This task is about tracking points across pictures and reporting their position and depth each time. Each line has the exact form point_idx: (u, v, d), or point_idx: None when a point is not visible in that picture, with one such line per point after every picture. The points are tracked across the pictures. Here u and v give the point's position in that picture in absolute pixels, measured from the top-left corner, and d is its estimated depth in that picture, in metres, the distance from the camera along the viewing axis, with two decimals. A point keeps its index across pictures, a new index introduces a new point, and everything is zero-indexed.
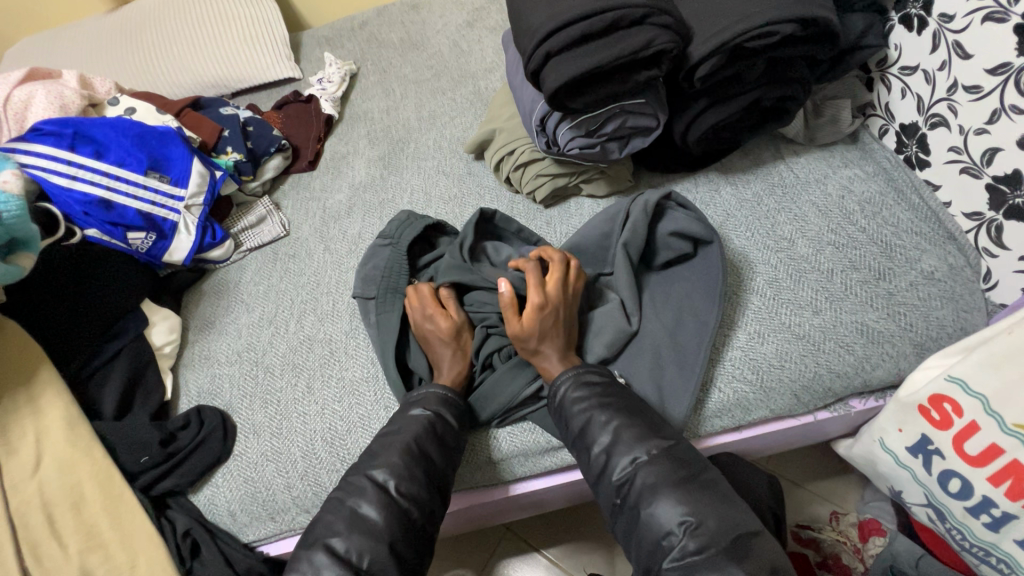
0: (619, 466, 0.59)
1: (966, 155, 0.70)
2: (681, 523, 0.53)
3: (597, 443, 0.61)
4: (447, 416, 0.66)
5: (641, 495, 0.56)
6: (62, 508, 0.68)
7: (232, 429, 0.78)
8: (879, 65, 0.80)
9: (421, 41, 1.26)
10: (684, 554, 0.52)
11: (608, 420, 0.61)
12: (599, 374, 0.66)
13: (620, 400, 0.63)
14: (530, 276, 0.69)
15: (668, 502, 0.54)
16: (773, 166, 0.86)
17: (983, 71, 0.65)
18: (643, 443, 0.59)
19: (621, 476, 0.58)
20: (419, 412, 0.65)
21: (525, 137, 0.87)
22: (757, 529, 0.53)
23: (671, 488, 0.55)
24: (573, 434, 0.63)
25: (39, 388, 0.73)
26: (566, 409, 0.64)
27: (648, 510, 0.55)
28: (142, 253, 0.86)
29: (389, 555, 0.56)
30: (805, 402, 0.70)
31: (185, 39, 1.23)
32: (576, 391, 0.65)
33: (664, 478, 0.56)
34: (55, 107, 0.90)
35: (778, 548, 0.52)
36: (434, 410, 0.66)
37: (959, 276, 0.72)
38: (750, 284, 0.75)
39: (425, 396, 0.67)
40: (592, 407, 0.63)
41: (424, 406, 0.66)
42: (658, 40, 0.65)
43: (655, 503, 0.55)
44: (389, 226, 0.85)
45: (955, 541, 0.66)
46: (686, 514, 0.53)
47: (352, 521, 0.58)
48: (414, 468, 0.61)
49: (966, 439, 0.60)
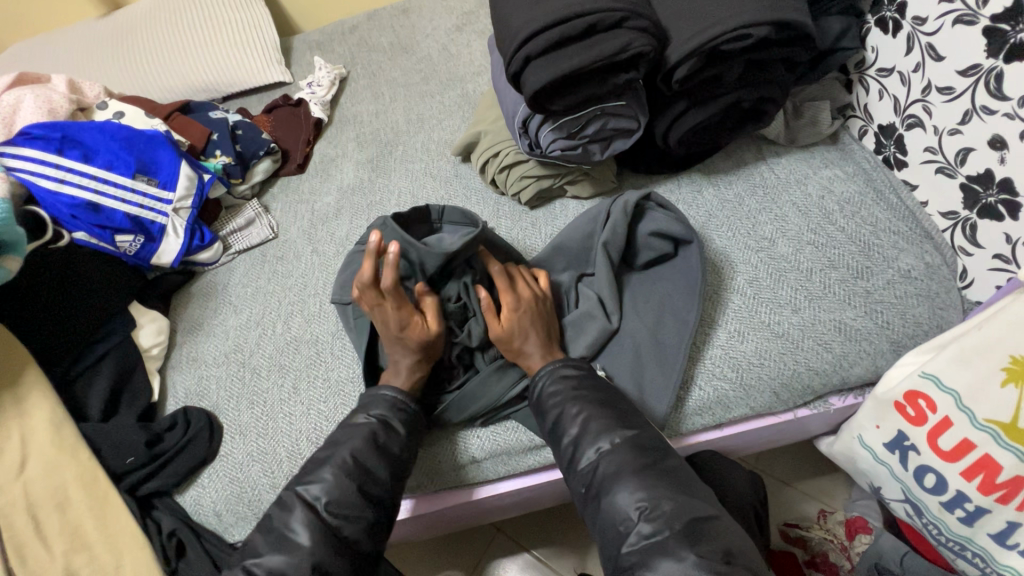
0: (585, 457, 0.59)
1: (941, 155, 0.71)
2: (638, 508, 0.54)
3: (567, 433, 0.62)
4: (395, 423, 0.66)
5: (603, 483, 0.57)
6: (48, 510, 0.69)
7: (218, 429, 0.78)
8: (857, 67, 0.81)
9: (410, 45, 1.27)
10: (640, 539, 0.52)
11: (579, 412, 0.62)
12: (575, 368, 0.67)
13: (591, 393, 0.64)
14: (500, 285, 0.71)
15: (624, 488, 0.55)
16: (755, 167, 0.87)
17: (955, 72, 0.66)
18: (608, 433, 0.59)
19: (587, 465, 0.59)
20: (363, 420, 0.65)
21: (510, 140, 0.88)
22: (712, 514, 0.53)
23: (631, 476, 0.56)
24: (547, 427, 0.64)
25: (25, 390, 0.73)
26: (542, 403, 0.65)
27: (608, 497, 0.56)
28: (130, 256, 0.87)
29: (312, 575, 0.55)
30: (783, 400, 0.71)
31: (176, 43, 1.24)
32: (553, 385, 0.65)
33: (625, 465, 0.57)
34: (44, 111, 0.90)
35: (738, 529, 0.53)
36: (379, 419, 0.65)
37: (937, 274, 0.73)
38: (730, 283, 0.76)
39: (373, 399, 0.67)
40: (564, 400, 0.63)
41: (368, 413, 0.66)
42: (635, 43, 0.66)
43: (614, 490, 0.56)
44: (366, 236, 0.85)
45: (932, 536, 0.67)
46: (642, 499, 0.54)
47: (276, 542, 0.57)
48: (347, 483, 0.60)
49: (940, 434, 0.61)
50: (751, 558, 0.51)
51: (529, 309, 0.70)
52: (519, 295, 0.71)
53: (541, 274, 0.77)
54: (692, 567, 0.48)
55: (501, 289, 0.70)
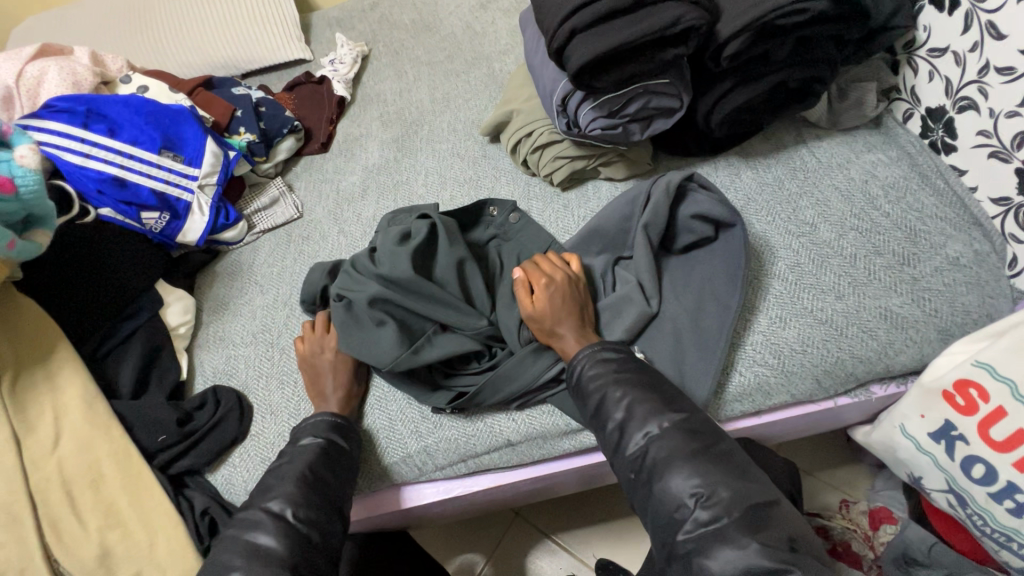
0: (632, 442, 0.58)
1: (995, 139, 0.69)
2: (693, 495, 0.53)
3: (611, 418, 0.60)
4: (338, 440, 0.65)
5: (654, 469, 0.56)
6: (82, 486, 0.68)
7: (248, 409, 0.77)
8: (906, 48, 0.78)
9: (434, 23, 1.24)
10: (696, 525, 0.52)
11: (623, 396, 0.60)
12: (615, 351, 0.65)
13: (635, 375, 0.62)
14: (530, 269, 0.72)
15: (677, 474, 0.54)
16: (795, 150, 0.85)
17: (1017, 51, 0.64)
18: (656, 416, 0.58)
19: (635, 450, 0.57)
20: (309, 440, 0.64)
21: (543, 119, 0.86)
22: (772, 501, 0.53)
23: (683, 460, 0.54)
24: (589, 411, 0.63)
25: (57, 366, 0.73)
26: (582, 386, 0.63)
27: (660, 484, 0.55)
28: (156, 233, 0.86)
29: None
30: (825, 387, 0.70)
31: (195, 18, 1.21)
32: (593, 367, 0.63)
33: (677, 449, 0.55)
34: (68, 84, 0.89)
35: (797, 517, 0.53)
36: (324, 437, 0.65)
37: (985, 262, 0.71)
38: (771, 268, 0.75)
39: (303, 427, 0.66)
40: (606, 384, 0.62)
41: (313, 434, 0.65)
42: (686, 17, 0.63)
43: (667, 477, 0.54)
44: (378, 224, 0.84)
45: (976, 527, 0.67)
46: (697, 485, 0.53)
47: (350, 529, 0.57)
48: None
49: (992, 424, 0.59)
50: (809, 543, 0.52)
51: (560, 289, 0.69)
52: (551, 276, 0.71)
53: (573, 258, 0.76)
54: (755, 554, 0.49)
55: (532, 274, 0.71)
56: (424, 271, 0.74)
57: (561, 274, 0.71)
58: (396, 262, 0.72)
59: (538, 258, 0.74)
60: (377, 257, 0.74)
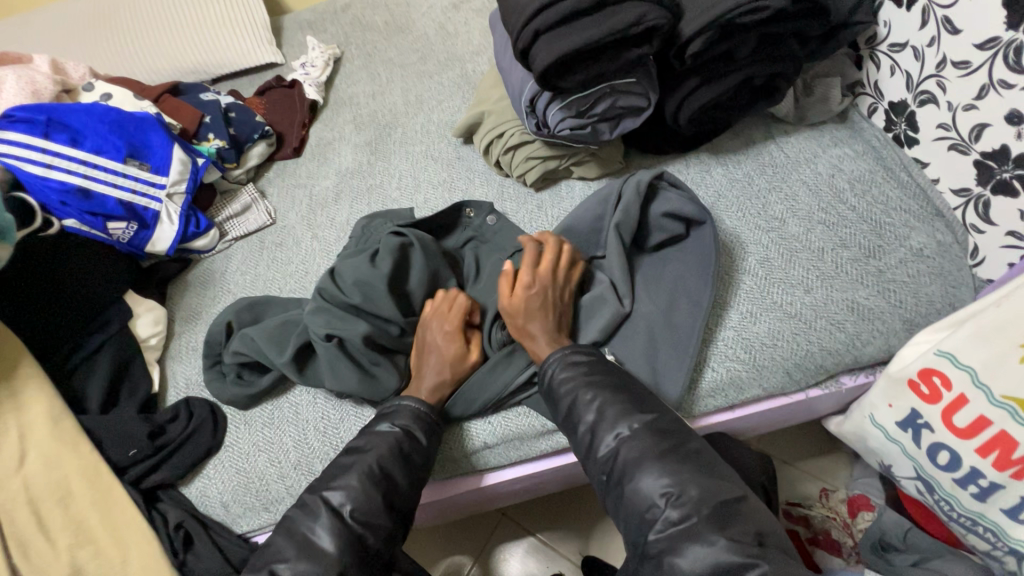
0: (603, 444, 0.58)
1: (955, 132, 0.70)
2: (664, 494, 0.53)
3: (583, 421, 0.60)
4: (418, 432, 0.64)
5: (625, 470, 0.56)
6: (50, 503, 0.67)
7: (222, 420, 0.76)
8: (869, 43, 0.80)
9: (407, 24, 1.23)
10: (667, 525, 0.52)
11: (594, 398, 0.61)
12: (586, 354, 0.65)
13: (606, 377, 0.62)
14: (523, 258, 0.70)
15: (648, 474, 0.55)
16: (763, 146, 0.86)
17: (972, 46, 0.65)
18: (627, 418, 0.58)
19: (607, 452, 0.58)
20: (387, 428, 0.63)
21: (515, 120, 0.86)
22: (741, 497, 0.53)
23: (655, 461, 0.55)
24: (561, 415, 0.63)
25: (20, 382, 0.71)
26: (553, 389, 0.63)
27: (632, 484, 0.55)
28: (124, 243, 0.84)
29: None
30: (796, 380, 0.71)
31: (161, 23, 1.19)
32: (563, 371, 0.63)
33: (647, 452, 0.56)
34: (26, 93, 0.86)
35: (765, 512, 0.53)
36: (403, 428, 0.63)
37: (948, 253, 0.73)
38: (742, 264, 0.75)
39: (394, 410, 0.65)
40: (577, 387, 0.62)
41: (392, 422, 0.64)
42: (648, 16, 0.64)
43: (638, 477, 0.55)
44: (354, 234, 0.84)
45: (943, 512, 0.68)
46: (667, 485, 0.54)
47: (303, 546, 0.56)
48: (354, 499, 0.58)
49: (955, 411, 0.61)
50: (773, 537, 0.52)
51: (540, 287, 0.68)
52: (537, 270, 0.69)
53: (569, 247, 0.73)
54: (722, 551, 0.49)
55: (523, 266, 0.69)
56: (398, 290, 0.74)
57: (549, 267, 0.70)
58: (373, 294, 0.71)
59: (535, 241, 0.72)
60: (344, 285, 0.72)
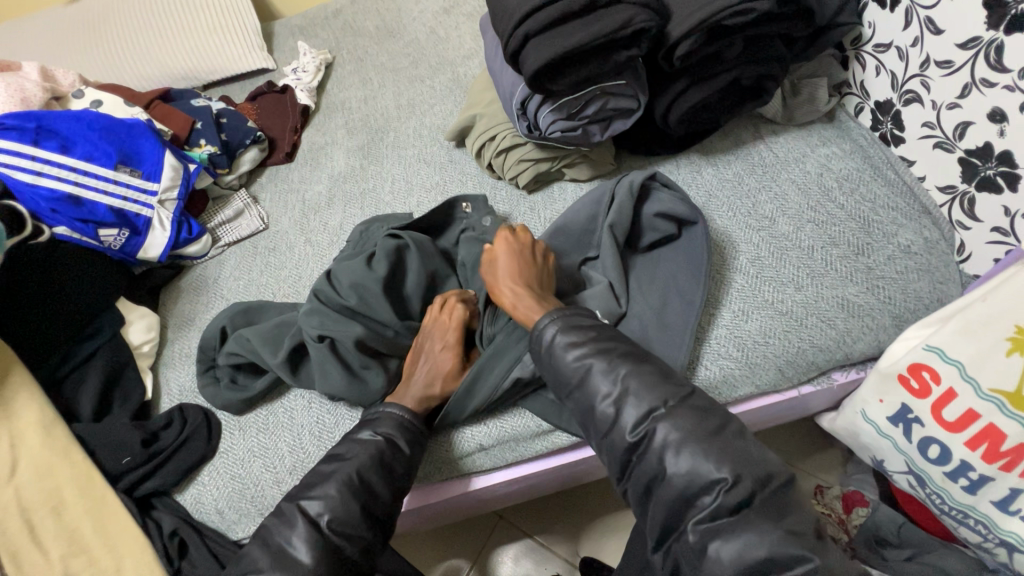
0: (631, 421, 0.57)
1: (940, 130, 0.71)
2: (718, 483, 0.52)
3: (602, 391, 0.59)
4: (400, 442, 0.63)
5: (664, 452, 0.55)
6: (42, 513, 0.66)
7: (216, 426, 0.75)
8: (854, 43, 0.81)
9: (398, 29, 1.24)
10: (716, 514, 0.51)
11: (613, 367, 0.59)
12: (590, 319, 0.64)
13: (618, 346, 0.62)
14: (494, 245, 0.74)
15: (691, 461, 0.53)
16: (753, 146, 0.87)
17: (954, 46, 0.66)
18: (660, 394, 0.57)
19: (638, 429, 0.56)
20: (367, 436, 0.63)
21: (506, 123, 0.86)
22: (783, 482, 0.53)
23: (700, 444, 0.54)
24: (570, 385, 0.61)
25: (10, 390, 0.70)
26: (559, 355, 0.62)
27: (676, 471, 0.54)
28: (115, 251, 0.84)
29: None
30: (789, 376, 0.71)
31: (152, 30, 1.19)
32: (568, 335, 0.62)
33: (692, 433, 0.55)
34: (15, 100, 0.85)
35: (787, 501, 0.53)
36: (385, 436, 0.63)
37: (935, 249, 0.74)
38: (733, 263, 0.76)
39: (379, 417, 0.65)
40: (591, 354, 0.61)
41: (374, 430, 0.63)
42: (637, 19, 0.65)
43: (683, 462, 0.54)
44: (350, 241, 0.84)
45: (935, 506, 0.69)
46: (724, 473, 0.52)
47: (299, 551, 0.56)
48: (351, 503, 0.58)
49: (944, 406, 0.62)
50: None
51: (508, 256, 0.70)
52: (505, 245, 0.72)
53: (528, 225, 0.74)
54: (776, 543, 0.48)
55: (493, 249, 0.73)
56: (392, 293, 0.74)
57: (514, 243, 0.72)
58: (367, 296, 0.71)
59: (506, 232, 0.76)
60: (341, 287, 0.73)
